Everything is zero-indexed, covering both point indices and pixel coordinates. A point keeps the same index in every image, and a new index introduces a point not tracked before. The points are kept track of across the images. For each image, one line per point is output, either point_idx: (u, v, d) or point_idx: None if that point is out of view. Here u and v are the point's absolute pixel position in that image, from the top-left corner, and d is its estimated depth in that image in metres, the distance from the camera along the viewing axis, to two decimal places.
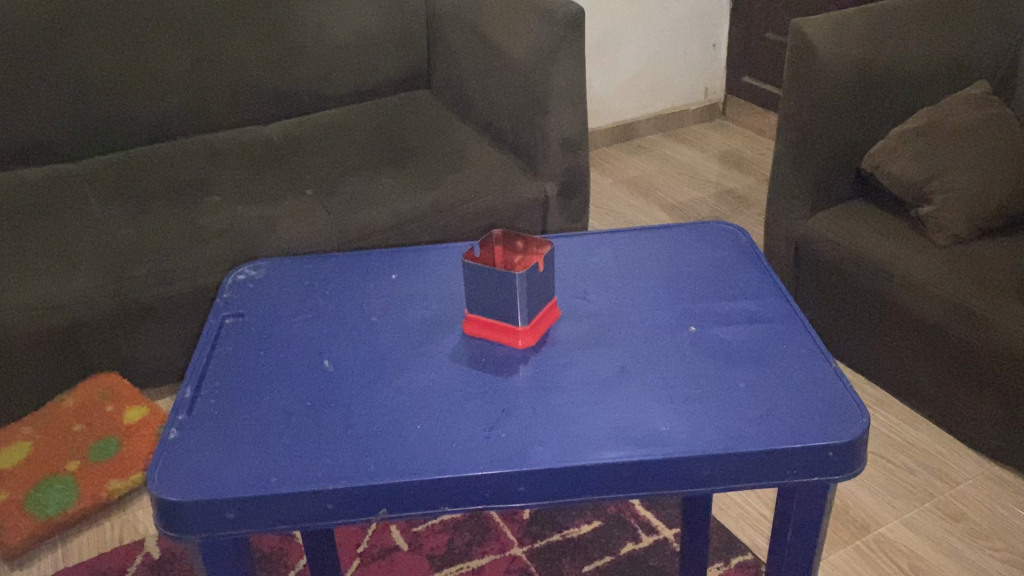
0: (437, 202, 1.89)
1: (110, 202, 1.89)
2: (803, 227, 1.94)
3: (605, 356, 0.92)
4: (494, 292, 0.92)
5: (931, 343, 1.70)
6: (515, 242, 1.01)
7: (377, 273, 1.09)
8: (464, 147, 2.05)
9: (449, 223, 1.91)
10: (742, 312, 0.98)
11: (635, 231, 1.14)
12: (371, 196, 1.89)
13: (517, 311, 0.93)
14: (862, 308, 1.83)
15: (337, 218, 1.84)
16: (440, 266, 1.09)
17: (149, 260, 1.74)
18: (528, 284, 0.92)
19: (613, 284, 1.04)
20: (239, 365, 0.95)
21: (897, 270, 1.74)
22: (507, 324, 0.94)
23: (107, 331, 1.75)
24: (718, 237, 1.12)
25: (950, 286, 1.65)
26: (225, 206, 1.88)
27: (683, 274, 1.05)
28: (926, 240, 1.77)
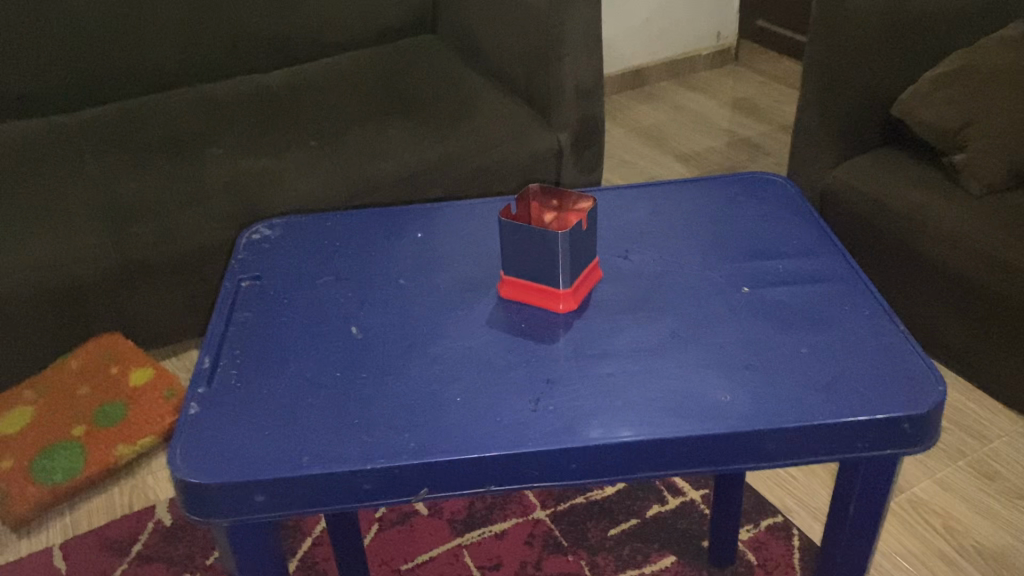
0: (448, 153, 1.81)
1: (108, 155, 1.81)
2: (829, 177, 1.87)
3: (653, 321, 0.86)
4: (534, 254, 0.86)
5: (962, 295, 1.64)
6: (551, 198, 0.95)
7: (403, 231, 1.02)
8: (474, 95, 1.97)
9: (461, 175, 1.83)
10: (797, 271, 0.91)
11: (675, 185, 1.07)
12: (379, 148, 1.81)
13: (560, 273, 0.86)
14: (890, 259, 1.77)
15: (344, 172, 1.76)
16: (468, 224, 1.02)
17: (151, 218, 1.66)
18: (571, 244, 0.86)
19: (656, 243, 0.97)
20: (260, 333, 0.88)
21: (931, 222, 1.67)
22: (550, 286, 0.88)
23: (110, 288, 1.69)
24: (763, 189, 1.05)
25: (985, 236, 1.59)
26: (227, 159, 1.80)
27: (730, 231, 0.98)
28: (959, 189, 1.70)
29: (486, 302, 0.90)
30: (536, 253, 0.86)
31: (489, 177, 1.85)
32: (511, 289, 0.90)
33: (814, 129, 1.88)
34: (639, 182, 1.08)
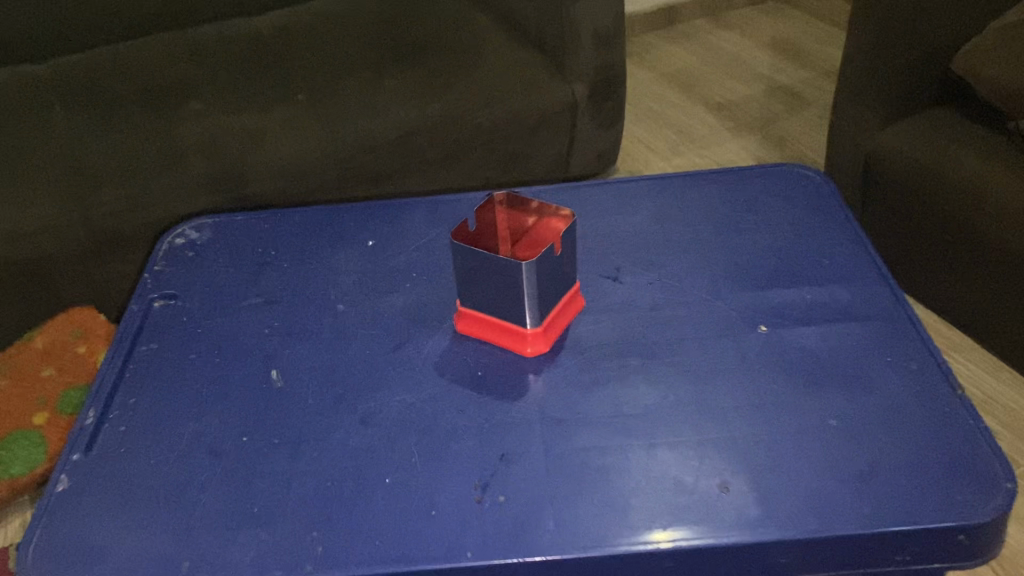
0: (454, 106, 1.48)
1: (58, 108, 1.47)
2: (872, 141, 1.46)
3: (642, 373, 0.69)
4: (496, 286, 0.69)
5: None
6: (526, 213, 0.77)
7: (352, 238, 0.85)
8: (486, 40, 1.63)
9: (469, 133, 1.50)
10: (828, 303, 0.73)
11: (682, 180, 0.89)
12: (374, 98, 1.47)
13: (528, 309, 0.69)
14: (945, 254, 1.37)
15: (335, 126, 1.42)
16: (431, 230, 0.85)
17: (112, 181, 1.30)
18: (540, 276, 0.68)
19: (655, 260, 0.79)
20: (162, 376, 0.72)
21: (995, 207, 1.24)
22: (515, 325, 0.71)
23: (53, 280, 1.32)
24: (791, 187, 0.86)
25: None
26: (202, 110, 1.45)
27: (746, 245, 0.80)
28: None
29: (441, 337, 0.73)
30: (499, 285, 0.69)
31: (502, 135, 1.54)
32: (467, 325, 0.73)
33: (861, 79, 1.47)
34: (641, 175, 0.90)
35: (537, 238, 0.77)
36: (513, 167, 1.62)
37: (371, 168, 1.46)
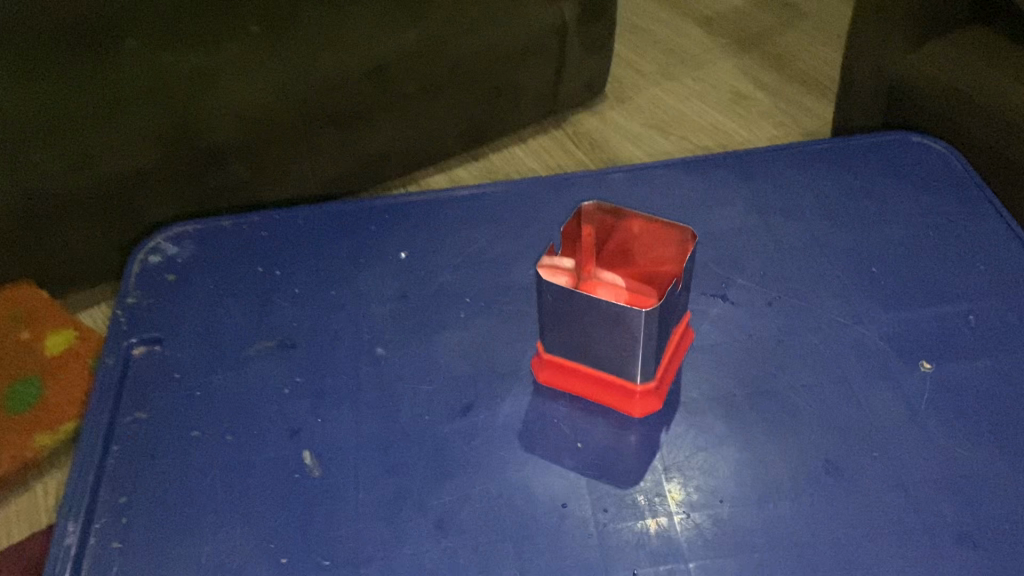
0: (436, 32, 1.04)
1: None
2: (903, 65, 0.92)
3: (786, 439, 0.54)
4: (599, 337, 0.53)
5: None
6: (608, 226, 0.60)
7: (381, 253, 0.68)
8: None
9: (458, 69, 1.08)
10: (998, 325, 0.59)
11: (779, 158, 0.72)
12: (324, 20, 0.98)
13: (640, 361, 0.53)
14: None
15: (280, 63, 0.95)
16: (479, 240, 0.68)
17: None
18: (659, 323, 0.52)
19: (766, 271, 0.64)
20: (158, 466, 0.55)
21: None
22: (621, 379, 0.55)
23: None
24: (916, 165, 0.71)
25: None
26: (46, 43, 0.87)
27: (878, 246, 0.65)
28: None
29: (522, 393, 0.58)
30: (602, 334, 0.53)
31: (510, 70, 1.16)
32: (552, 376, 0.57)
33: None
34: (725, 151, 0.73)
35: (630, 248, 0.60)
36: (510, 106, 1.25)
37: (355, 123, 1.07)
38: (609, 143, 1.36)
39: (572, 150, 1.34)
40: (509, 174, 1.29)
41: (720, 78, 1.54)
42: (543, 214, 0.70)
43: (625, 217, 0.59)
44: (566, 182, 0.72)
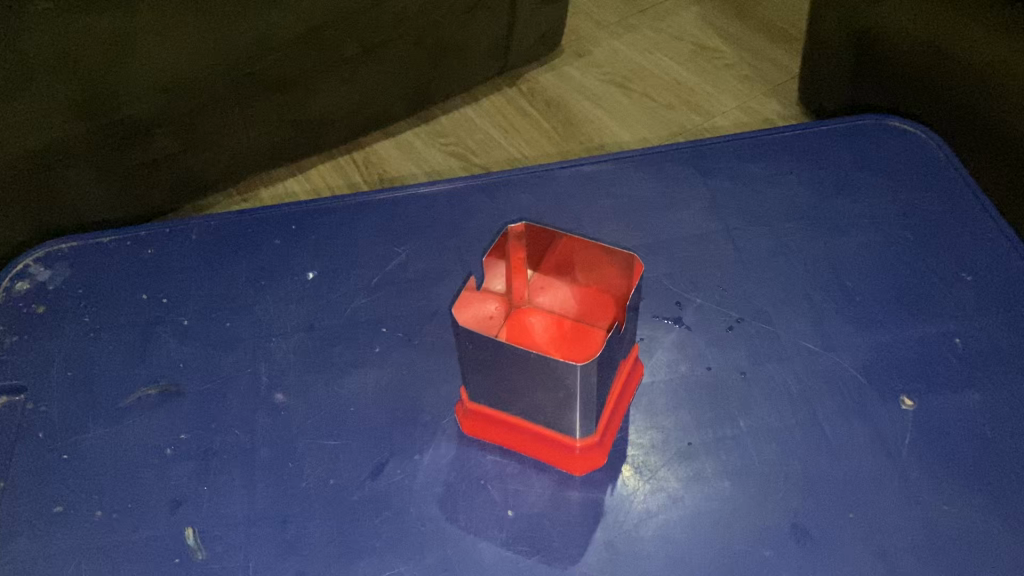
0: None
1: None
2: (866, 15, 0.84)
3: (752, 498, 0.47)
4: (531, 389, 0.45)
5: None
6: (543, 242, 0.50)
7: (285, 271, 0.59)
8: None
9: (400, 20, 1.04)
10: (988, 349, 0.52)
11: (740, 150, 0.64)
12: None
13: (580, 416, 0.46)
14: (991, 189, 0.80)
15: (214, 16, 0.88)
16: (400, 252, 0.59)
17: None
18: (601, 372, 0.44)
19: (726, 288, 0.56)
20: (14, 552, 0.46)
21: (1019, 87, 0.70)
22: (559, 433, 0.47)
23: None
24: (892, 155, 0.63)
25: None
26: None
27: (851, 254, 0.57)
28: None
29: (445, 444, 0.49)
30: (534, 385, 0.45)
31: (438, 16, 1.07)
32: (478, 427, 0.49)
33: None
34: (679, 141, 0.65)
35: (573, 269, 0.51)
36: (450, 64, 1.16)
37: (278, 80, 0.98)
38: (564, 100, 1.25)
39: (527, 111, 1.23)
40: (461, 139, 1.18)
41: (684, 28, 1.40)
42: (474, 220, 0.61)
43: (561, 236, 0.49)
44: (499, 180, 0.63)
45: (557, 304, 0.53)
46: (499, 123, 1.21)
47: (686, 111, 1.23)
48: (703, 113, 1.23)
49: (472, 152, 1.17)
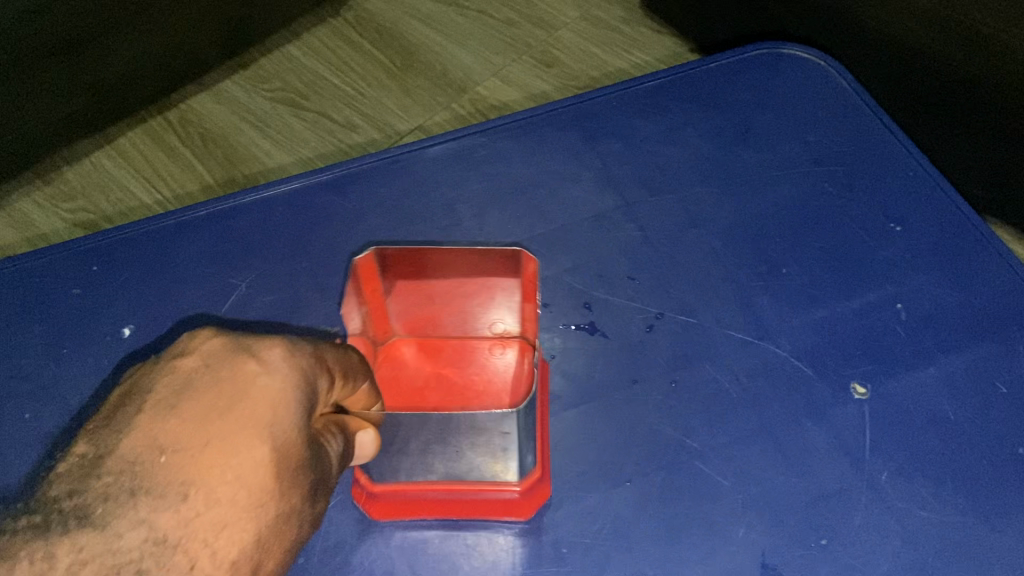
0: None
1: None
2: None
3: (709, 541, 0.40)
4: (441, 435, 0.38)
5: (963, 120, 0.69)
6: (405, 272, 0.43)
7: (92, 330, 0.47)
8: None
9: None
10: (932, 314, 0.46)
11: (626, 105, 0.56)
12: None
13: (515, 447, 0.39)
14: (860, 65, 0.74)
15: None
16: (239, 283, 0.48)
17: None
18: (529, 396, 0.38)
19: (638, 275, 0.49)
20: None
21: None
22: (487, 486, 0.40)
23: None
24: (792, 92, 0.56)
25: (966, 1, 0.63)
26: None
27: (770, 216, 0.51)
28: None
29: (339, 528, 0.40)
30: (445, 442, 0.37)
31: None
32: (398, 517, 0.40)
33: None
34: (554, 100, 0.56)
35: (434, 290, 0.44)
36: None
37: (65, 42, 0.83)
38: (394, 19, 1.09)
39: (359, 43, 1.06)
40: (288, 82, 1.02)
41: None
42: (325, 227, 0.50)
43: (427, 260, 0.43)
44: (349, 171, 0.53)
45: (431, 341, 0.46)
46: (328, 59, 1.04)
47: (526, 24, 1.08)
48: (542, 24, 1.08)
49: (301, 95, 1.01)
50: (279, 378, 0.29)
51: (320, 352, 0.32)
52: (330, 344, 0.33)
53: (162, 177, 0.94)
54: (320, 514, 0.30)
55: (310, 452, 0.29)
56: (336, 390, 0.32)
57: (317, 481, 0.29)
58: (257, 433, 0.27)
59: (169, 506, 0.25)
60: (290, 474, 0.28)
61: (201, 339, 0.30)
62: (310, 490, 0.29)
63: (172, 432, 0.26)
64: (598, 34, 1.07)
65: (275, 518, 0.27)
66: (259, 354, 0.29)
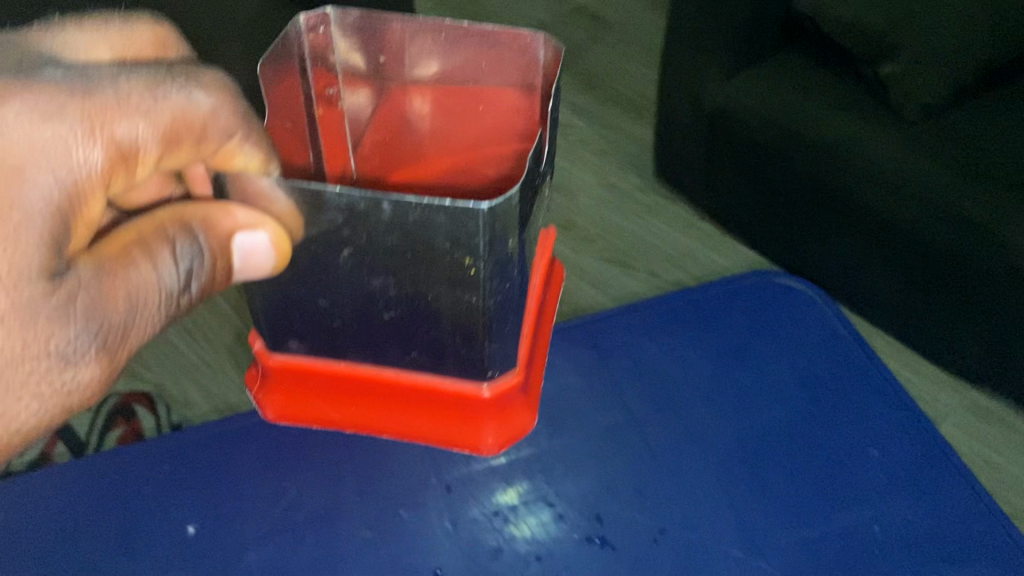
0: None
1: None
2: (716, 93, 0.97)
3: None
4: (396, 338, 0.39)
5: (918, 267, 0.86)
6: (338, 53, 0.47)
7: (156, 530, 0.54)
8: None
9: None
10: (906, 539, 0.52)
11: (635, 325, 0.64)
12: None
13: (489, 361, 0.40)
14: (873, 237, 0.88)
15: None
16: (289, 490, 0.56)
17: None
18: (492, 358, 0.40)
19: (660, 494, 0.55)
20: None
21: (783, 157, 0.92)
22: (441, 379, 0.41)
23: None
24: (783, 319, 0.65)
25: (909, 182, 0.82)
26: None
27: (771, 438, 0.57)
28: (878, 116, 0.87)
29: (138, 25, 0.40)
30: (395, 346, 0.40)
31: None
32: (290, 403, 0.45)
33: (714, 35, 0.95)
34: (571, 324, 0.65)
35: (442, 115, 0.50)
36: None
37: None
38: None
39: None
40: None
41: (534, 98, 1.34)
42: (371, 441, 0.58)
43: (365, 84, 0.50)
44: None
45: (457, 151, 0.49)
46: None
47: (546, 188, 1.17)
48: (564, 192, 1.17)
49: None
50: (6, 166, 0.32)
51: (108, 128, 0.33)
52: (134, 86, 0.34)
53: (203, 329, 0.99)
54: (124, 346, 0.36)
55: (57, 297, 0.33)
56: (148, 159, 0.34)
57: (95, 313, 0.34)
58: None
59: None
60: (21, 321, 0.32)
61: None
62: (71, 340, 0.34)
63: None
64: (614, 203, 1.16)
65: (19, 358, 0.33)
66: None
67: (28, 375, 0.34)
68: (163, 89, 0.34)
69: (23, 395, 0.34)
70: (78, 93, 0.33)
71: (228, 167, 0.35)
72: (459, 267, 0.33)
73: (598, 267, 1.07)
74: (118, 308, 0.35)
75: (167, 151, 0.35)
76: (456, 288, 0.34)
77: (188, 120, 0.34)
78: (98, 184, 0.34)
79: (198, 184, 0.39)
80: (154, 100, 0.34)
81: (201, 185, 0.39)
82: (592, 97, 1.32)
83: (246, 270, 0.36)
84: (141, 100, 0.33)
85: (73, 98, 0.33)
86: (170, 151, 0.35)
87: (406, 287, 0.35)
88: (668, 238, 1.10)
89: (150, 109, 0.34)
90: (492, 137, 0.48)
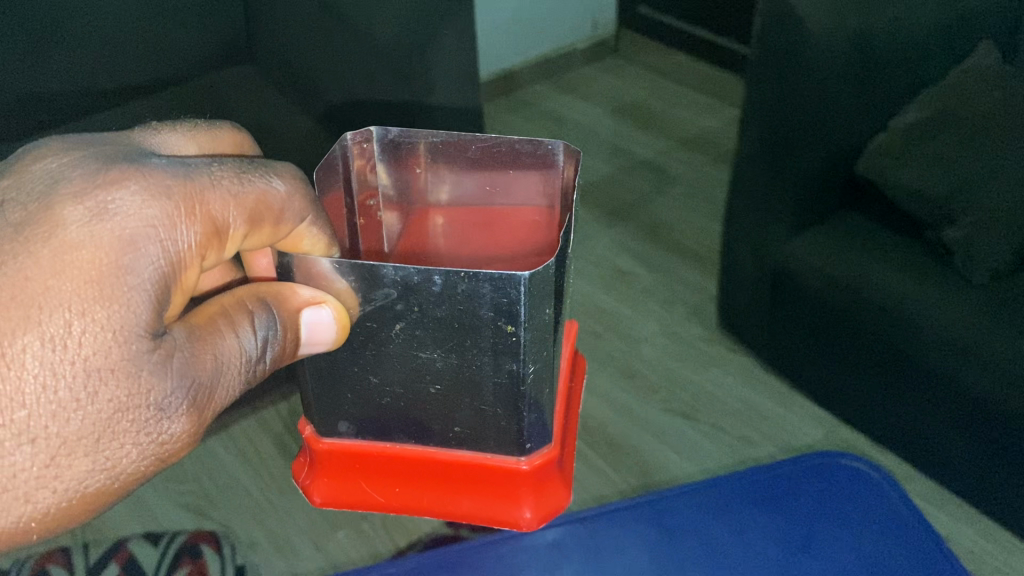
0: None
1: None
2: (781, 253, 0.98)
3: None
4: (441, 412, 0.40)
5: (995, 437, 0.84)
6: (378, 173, 0.49)
7: None
8: (282, 109, 0.96)
9: None
10: None
11: (701, 502, 0.64)
12: None
13: (532, 429, 0.40)
14: (942, 399, 0.87)
15: None
16: None
17: None
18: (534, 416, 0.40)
19: None
20: None
21: (851, 319, 0.92)
22: (489, 455, 0.42)
23: None
24: (875, 519, 0.63)
25: (982, 352, 0.81)
26: None
27: None
28: (946, 280, 0.87)
29: (220, 130, 0.45)
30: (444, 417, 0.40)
31: None
32: (339, 489, 0.45)
33: (774, 199, 0.96)
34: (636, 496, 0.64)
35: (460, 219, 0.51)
36: None
37: None
38: None
39: None
40: None
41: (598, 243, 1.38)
42: None
43: (388, 204, 0.51)
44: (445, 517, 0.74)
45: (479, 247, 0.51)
46: None
47: (610, 337, 1.19)
48: (627, 338, 1.19)
49: None
50: (115, 229, 0.34)
51: (204, 207, 0.36)
52: (225, 176, 0.37)
53: (267, 464, 1.00)
54: (208, 407, 0.38)
55: (158, 361, 0.35)
56: (235, 237, 0.37)
57: (192, 373, 0.37)
58: (105, 320, 0.33)
59: (33, 427, 0.33)
60: (133, 379, 0.34)
61: (58, 161, 0.36)
62: (168, 392, 0.36)
63: (48, 275, 0.33)
64: (676, 351, 1.16)
65: (124, 407, 0.35)
66: (102, 198, 0.34)
67: (129, 423, 0.35)
68: (248, 176, 0.37)
69: (122, 441, 0.35)
70: (180, 176, 0.35)
71: (296, 247, 0.39)
72: (501, 334, 0.35)
73: (661, 418, 1.06)
74: (206, 367, 0.37)
75: (249, 232, 0.38)
76: (500, 357, 0.36)
77: (270, 203, 0.37)
78: (196, 256, 0.36)
79: (262, 270, 0.42)
80: (241, 185, 0.37)
81: (262, 271, 0.42)
82: (657, 249, 1.35)
83: (308, 345, 0.38)
84: (231, 183, 0.37)
85: (176, 179, 0.35)
86: (253, 230, 0.38)
87: (454, 357, 0.37)
88: (729, 388, 1.10)
89: (237, 192, 0.37)
90: (520, 239, 0.51)
